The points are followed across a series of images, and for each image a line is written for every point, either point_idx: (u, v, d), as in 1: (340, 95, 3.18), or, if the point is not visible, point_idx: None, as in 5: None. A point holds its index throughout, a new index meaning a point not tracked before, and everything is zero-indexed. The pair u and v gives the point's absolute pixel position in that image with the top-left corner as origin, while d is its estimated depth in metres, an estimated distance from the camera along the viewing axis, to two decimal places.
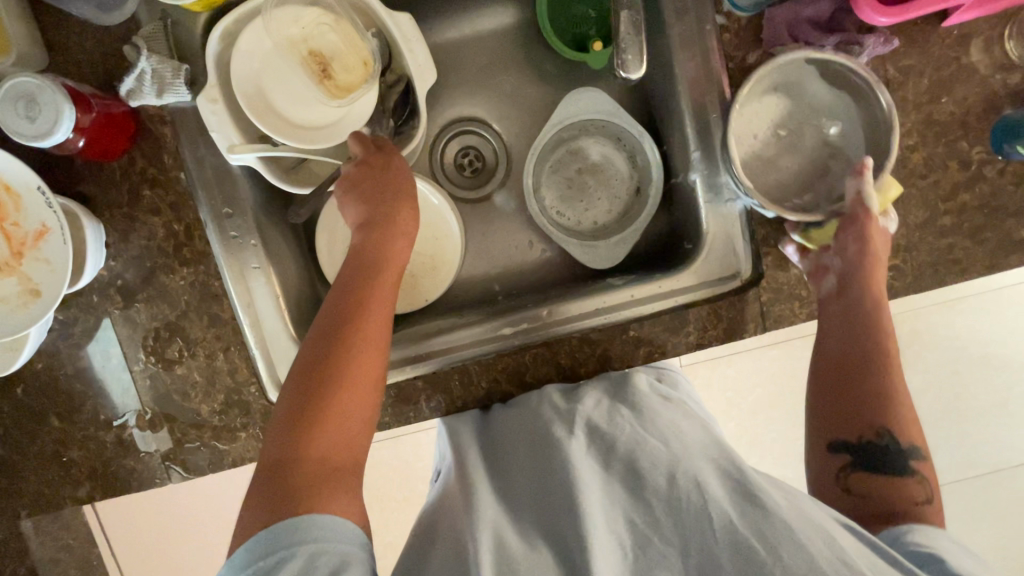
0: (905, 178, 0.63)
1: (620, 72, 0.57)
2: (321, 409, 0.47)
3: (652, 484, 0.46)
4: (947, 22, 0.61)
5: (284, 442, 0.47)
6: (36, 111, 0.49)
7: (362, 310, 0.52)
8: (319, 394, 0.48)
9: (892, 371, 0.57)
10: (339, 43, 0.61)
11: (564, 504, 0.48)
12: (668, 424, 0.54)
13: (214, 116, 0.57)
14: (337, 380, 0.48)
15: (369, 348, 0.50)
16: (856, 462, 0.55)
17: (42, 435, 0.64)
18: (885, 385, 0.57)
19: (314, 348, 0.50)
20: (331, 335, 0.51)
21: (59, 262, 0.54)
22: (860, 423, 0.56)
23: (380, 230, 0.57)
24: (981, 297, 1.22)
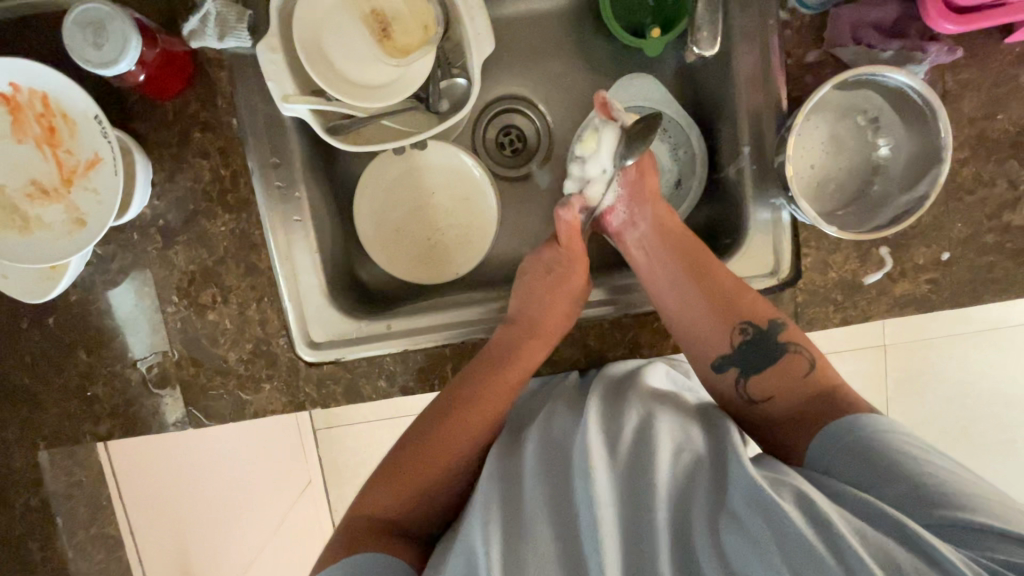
0: (952, 192, 0.63)
1: (693, 47, 0.61)
2: (400, 472, 0.58)
3: (659, 480, 0.48)
4: (1010, 38, 0.61)
5: (383, 484, 0.58)
6: (104, 38, 0.49)
7: (482, 394, 0.61)
8: (403, 474, 0.58)
9: (744, 313, 0.61)
10: (401, 6, 0.61)
11: (573, 494, 0.50)
12: (673, 416, 0.56)
13: (272, 65, 0.57)
14: (437, 450, 0.59)
15: (471, 430, 0.60)
16: (745, 371, 0.61)
17: (68, 368, 0.64)
18: (735, 310, 0.61)
19: (436, 410, 0.61)
20: (433, 410, 0.61)
21: (109, 194, 0.54)
22: (789, 368, 0.59)
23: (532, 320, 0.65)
24: (996, 332, 1.22)
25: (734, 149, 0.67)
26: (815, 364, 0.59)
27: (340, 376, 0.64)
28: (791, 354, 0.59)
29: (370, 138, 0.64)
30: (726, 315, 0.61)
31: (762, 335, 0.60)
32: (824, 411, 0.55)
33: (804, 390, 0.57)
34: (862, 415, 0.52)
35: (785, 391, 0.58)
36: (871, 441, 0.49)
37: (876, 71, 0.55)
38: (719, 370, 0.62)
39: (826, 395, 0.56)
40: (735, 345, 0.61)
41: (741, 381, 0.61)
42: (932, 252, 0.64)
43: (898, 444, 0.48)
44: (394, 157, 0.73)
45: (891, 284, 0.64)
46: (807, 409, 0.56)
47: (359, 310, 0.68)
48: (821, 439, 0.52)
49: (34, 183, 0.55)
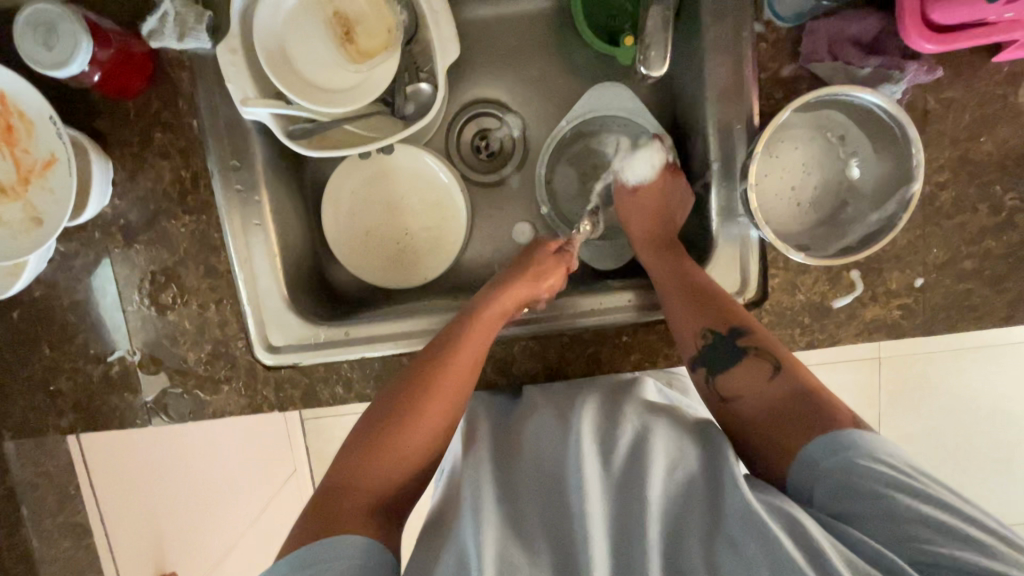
0: (930, 216, 0.61)
1: (642, 67, 0.59)
2: (380, 446, 0.56)
3: (651, 494, 0.47)
4: (997, 57, 0.58)
5: (355, 455, 0.56)
6: (55, 40, 0.49)
7: (454, 346, 0.60)
8: (378, 438, 0.56)
9: (705, 318, 0.58)
10: (364, 7, 0.60)
11: (565, 502, 0.48)
12: (670, 428, 0.54)
13: (233, 67, 0.56)
14: (409, 409, 0.57)
15: (444, 384, 0.58)
16: (714, 371, 0.58)
17: (32, 361, 0.65)
18: (697, 314, 0.59)
19: (399, 378, 0.60)
20: (406, 384, 0.59)
21: (64, 193, 0.54)
22: (752, 372, 0.56)
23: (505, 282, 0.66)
24: (992, 351, 1.19)
25: (705, 163, 0.65)
26: (781, 365, 0.55)
27: (297, 381, 0.64)
28: (753, 355, 0.56)
29: (336, 142, 0.63)
30: (686, 319, 0.59)
31: (728, 340, 0.58)
32: (790, 420, 0.51)
33: (767, 391, 0.54)
34: (831, 433, 0.48)
35: (756, 393, 0.55)
36: (853, 469, 0.46)
37: (841, 91, 0.53)
38: (690, 371, 0.60)
39: (792, 396, 0.53)
40: (701, 350, 0.59)
41: (709, 381, 0.58)
42: (906, 276, 0.62)
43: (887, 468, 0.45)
44: (361, 160, 0.72)
45: (861, 308, 0.62)
46: (774, 417, 0.53)
47: (320, 315, 0.68)
48: (816, 448, 0.48)
49: None
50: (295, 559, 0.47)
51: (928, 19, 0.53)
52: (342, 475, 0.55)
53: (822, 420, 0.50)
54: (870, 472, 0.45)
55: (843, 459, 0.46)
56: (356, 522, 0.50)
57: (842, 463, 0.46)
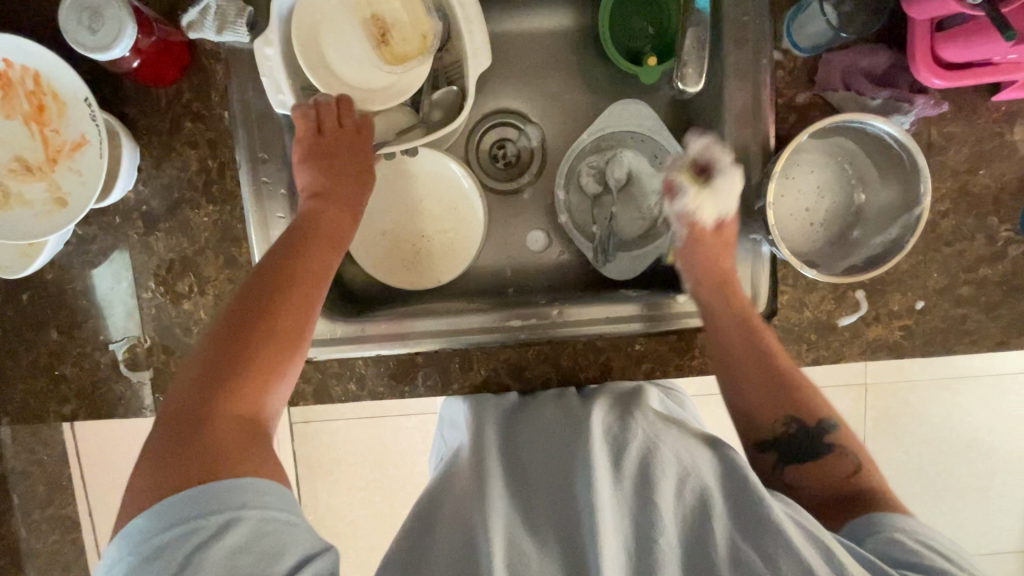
0: (931, 243, 0.64)
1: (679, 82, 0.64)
2: (239, 372, 0.47)
3: (667, 497, 0.47)
4: (997, 96, 0.62)
5: (198, 381, 0.46)
6: (100, 23, 0.50)
7: (283, 253, 0.55)
8: (226, 361, 0.47)
9: (787, 407, 0.60)
10: (403, 14, 0.62)
11: (574, 502, 0.49)
12: (681, 433, 0.54)
13: (267, 61, 0.57)
14: (261, 320, 0.50)
15: (294, 293, 0.52)
16: (785, 458, 0.59)
17: (38, 345, 0.64)
18: (778, 400, 0.60)
19: (246, 290, 0.52)
20: (249, 294, 0.51)
21: (93, 175, 0.54)
22: (831, 466, 0.57)
23: (340, 186, 0.62)
24: (973, 382, 1.23)
25: None
26: (861, 465, 0.56)
27: (310, 376, 0.64)
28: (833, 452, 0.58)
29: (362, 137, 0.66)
30: (768, 406, 0.60)
31: (808, 433, 0.59)
32: (852, 506, 0.53)
33: (841, 485, 0.55)
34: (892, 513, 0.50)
35: (824, 480, 0.56)
36: (885, 537, 0.47)
37: (858, 118, 0.56)
38: (759, 451, 0.60)
39: (861, 495, 0.54)
40: (776, 436, 0.60)
41: (778, 469, 0.59)
42: (907, 299, 0.64)
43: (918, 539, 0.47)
44: (384, 161, 0.73)
45: (864, 328, 0.64)
46: (836, 501, 0.54)
47: (339, 313, 0.68)
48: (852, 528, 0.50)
49: (18, 159, 0.55)
50: (188, 503, 0.39)
51: (937, 56, 0.56)
52: (191, 404, 0.45)
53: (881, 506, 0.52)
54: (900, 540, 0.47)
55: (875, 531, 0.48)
56: (252, 448, 0.44)
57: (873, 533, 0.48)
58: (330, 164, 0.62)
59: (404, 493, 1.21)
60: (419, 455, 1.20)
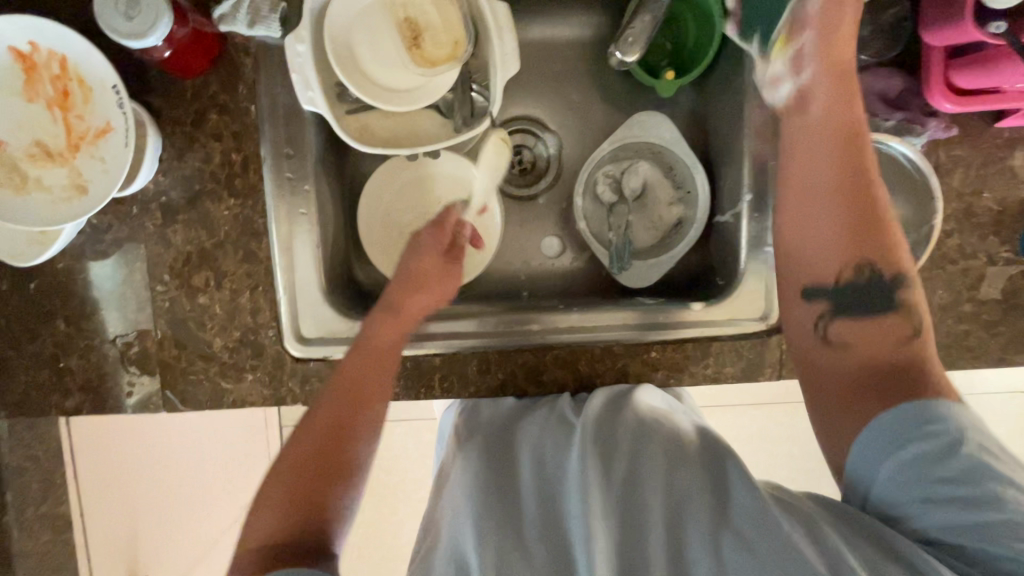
0: (937, 260, 0.66)
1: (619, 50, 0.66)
2: (321, 467, 0.54)
3: (653, 500, 0.49)
4: (1001, 123, 0.65)
5: (291, 470, 0.54)
6: (137, 11, 0.49)
7: (363, 350, 0.60)
8: (317, 458, 0.55)
9: (851, 255, 0.54)
10: (436, 18, 0.62)
11: (563, 507, 0.52)
12: (670, 439, 0.56)
13: (298, 57, 0.57)
14: (342, 419, 0.57)
15: (367, 391, 0.58)
16: (835, 309, 0.54)
17: (44, 335, 0.62)
18: (845, 211, 0.54)
19: (336, 385, 0.58)
20: (335, 390, 0.58)
21: (116, 163, 0.53)
22: (884, 328, 0.52)
23: (426, 276, 0.66)
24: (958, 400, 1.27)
25: (737, 194, 0.69)
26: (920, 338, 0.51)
27: (325, 375, 0.63)
28: (897, 316, 0.52)
29: (385, 139, 0.66)
30: (850, 241, 0.54)
31: (882, 280, 0.53)
32: (889, 386, 0.48)
33: (886, 355, 0.51)
34: (927, 405, 0.45)
35: (870, 348, 0.52)
36: (942, 452, 0.44)
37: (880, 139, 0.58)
38: (805, 301, 0.56)
39: (910, 369, 0.49)
40: (842, 283, 0.54)
41: (825, 320, 0.55)
42: None
43: (975, 456, 0.43)
44: (405, 162, 0.73)
45: None
46: (878, 375, 0.50)
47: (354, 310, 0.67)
48: (895, 413, 0.46)
49: (38, 144, 0.54)
50: None
51: (951, 82, 0.59)
52: (282, 496, 0.53)
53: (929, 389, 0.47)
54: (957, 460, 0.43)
55: (931, 434, 0.44)
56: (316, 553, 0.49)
57: (927, 439, 0.44)
58: (418, 268, 0.66)
59: (398, 499, 1.19)
60: (414, 461, 1.19)
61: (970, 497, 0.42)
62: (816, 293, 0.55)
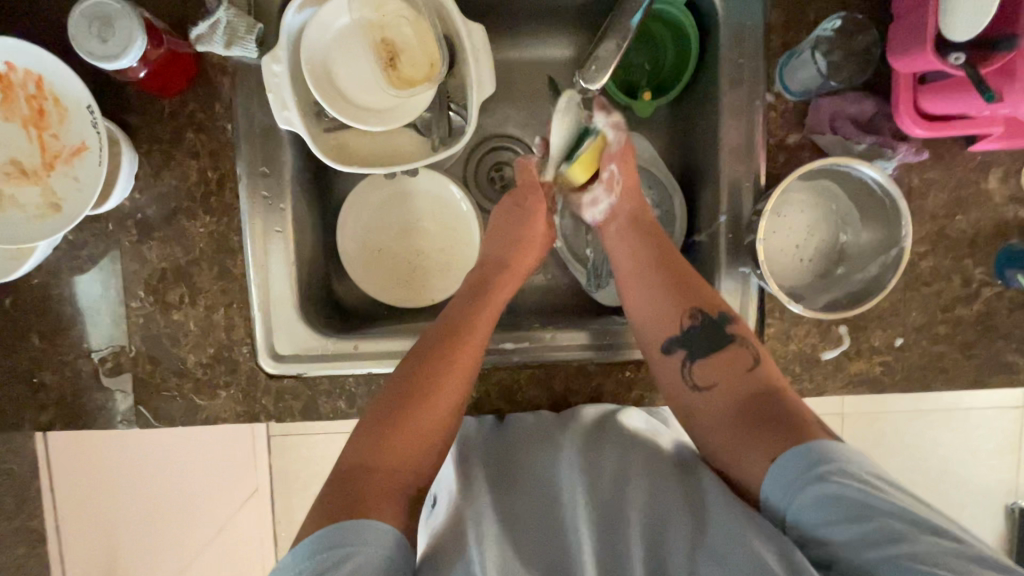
0: (911, 283, 0.66)
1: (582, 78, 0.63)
2: (401, 424, 0.55)
3: (633, 518, 0.52)
4: (973, 147, 0.65)
5: (372, 427, 0.55)
6: (110, 34, 0.50)
7: (470, 326, 0.62)
8: (399, 408, 0.56)
9: (687, 302, 0.62)
10: (412, 38, 0.63)
11: (563, 524, 0.54)
12: (655, 451, 0.59)
13: (273, 78, 0.58)
14: (430, 384, 0.58)
15: (458, 362, 0.59)
16: (692, 355, 0.61)
17: (18, 351, 0.62)
18: (676, 299, 0.63)
19: (421, 350, 0.60)
20: (417, 361, 0.59)
21: (90, 182, 0.54)
22: (731, 359, 0.59)
23: (507, 262, 0.70)
24: (945, 415, 1.27)
25: (713, 214, 0.69)
26: (759, 359, 0.59)
27: (299, 392, 0.63)
28: (738, 345, 0.60)
29: (359, 156, 0.66)
30: (674, 302, 0.63)
31: (713, 322, 0.61)
32: (769, 425, 0.54)
33: (740, 385, 0.58)
34: (816, 446, 0.51)
35: (726, 382, 0.59)
36: (825, 483, 0.49)
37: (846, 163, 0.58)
38: (668, 353, 0.62)
39: (785, 419, 0.54)
40: (686, 330, 0.62)
41: (687, 364, 0.61)
42: (887, 335, 0.67)
43: (854, 481, 0.49)
44: (384, 179, 0.74)
45: (846, 362, 0.66)
46: (746, 407, 0.57)
47: (328, 326, 0.67)
48: (782, 464, 0.52)
49: (14, 162, 0.55)
50: (317, 542, 0.47)
51: (920, 107, 0.59)
52: (362, 453, 0.54)
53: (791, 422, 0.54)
54: (840, 488, 0.48)
55: (813, 475, 0.50)
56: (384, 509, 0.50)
57: (812, 482, 0.49)
58: (509, 252, 0.70)
59: None
60: None
61: (859, 526, 0.47)
62: (674, 345, 0.62)
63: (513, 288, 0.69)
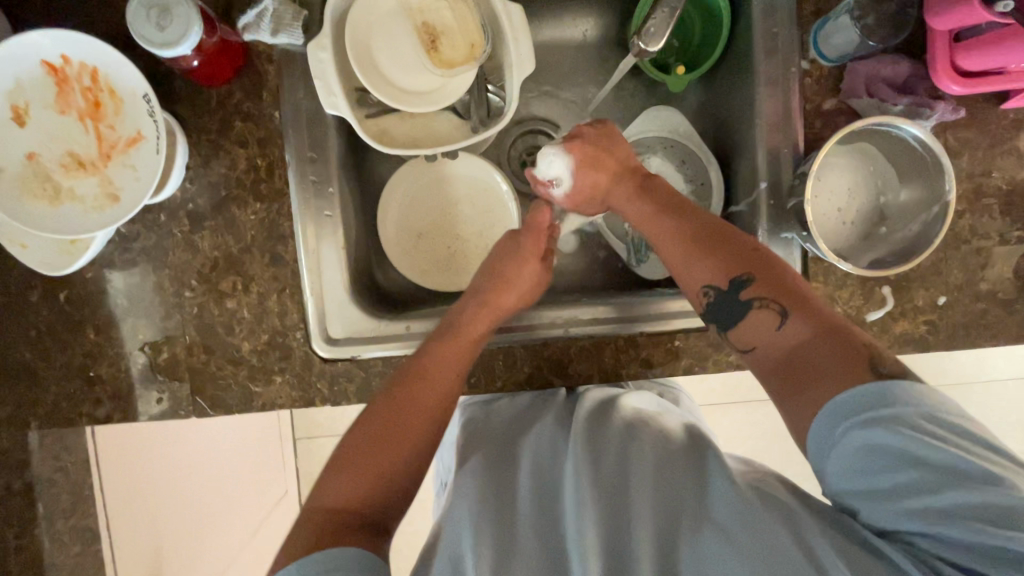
0: (950, 242, 0.67)
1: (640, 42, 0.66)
2: (373, 455, 0.54)
3: (637, 501, 0.49)
4: (1006, 104, 0.66)
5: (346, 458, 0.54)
6: (168, 21, 0.51)
7: (451, 347, 0.62)
8: (369, 437, 0.55)
9: (707, 276, 0.57)
10: (451, 21, 0.64)
11: (561, 510, 0.50)
12: (659, 437, 0.56)
13: (321, 63, 0.58)
14: (400, 411, 0.57)
15: (434, 390, 0.59)
16: (723, 325, 0.56)
17: (74, 345, 0.62)
18: (698, 272, 0.57)
19: (402, 375, 0.60)
20: (395, 384, 0.59)
21: (147, 170, 0.54)
22: (760, 321, 0.53)
23: (490, 279, 0.68)
24: (971, 388, 1.28)
25: (751, 184, 0.70)
26: (787, 310, 0.52)
27: (353, 375, 0.64)
28: (762, 304, 0.53)
29: (402, 140, 0.67)
30: (687, 279, 0.59)
31: (731, 290, 0.55)
32: (809, 387, 0.47)
33: (781, 342, 0.52)
34: (872, 391, 0.43)
35: (765, 344, 0.52)
36: (879, 433, 0.41)
37: (888, 121, 0.59)
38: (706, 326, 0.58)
39: (825, 368, 0.47)
40: (705, 306, 0.57)
41: (723, 336, 0.56)
42: (930, 295, 0.67)
43: (918, 433, 0.40)
44: (422, 165, 0.74)
45: (891, 323, 0.67)
46: (786, 368, 0.50)
47: (377, 309, 0.68)
48: (830, 415, 0.44)
49: (70, 154, 0.55)
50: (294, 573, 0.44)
51: (956, 64, 0.60)
52: (337, 485, 0.52)
53: (830, 375, 0.46)
54: (894, 438, 0.41)
55: (859, 423, 0.43)
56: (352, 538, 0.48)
57: (858, 426, 0.42)
58: (496, 273, 0.68)
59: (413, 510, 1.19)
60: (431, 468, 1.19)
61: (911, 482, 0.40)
62: (709, 317, 0.57)
63: (528, 293, 0.69)
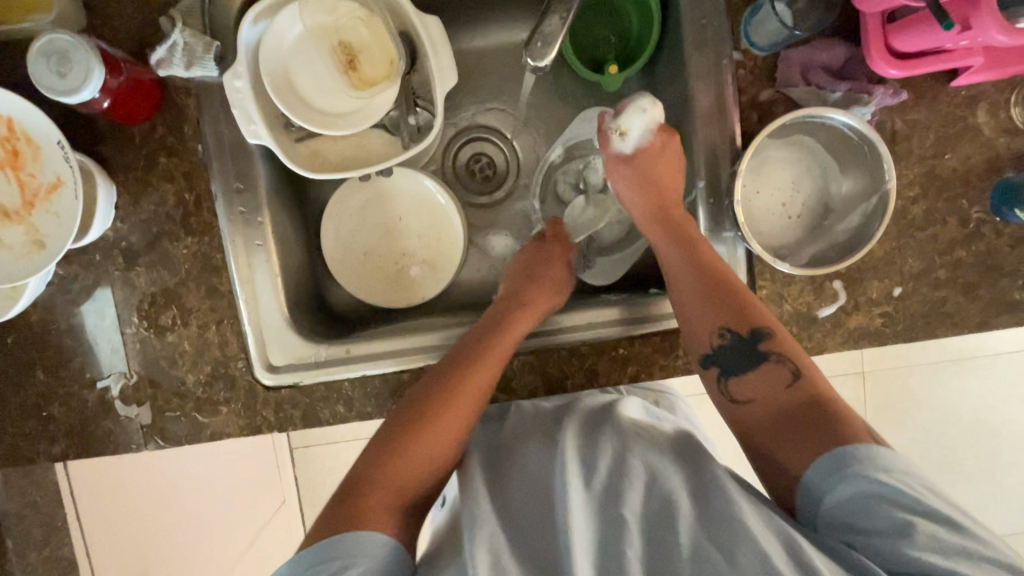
0: (903, 229, 0.64)
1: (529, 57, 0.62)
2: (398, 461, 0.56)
3: (632, 514, 0.48)
4: (956, 82, 0.63)
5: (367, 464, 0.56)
6: (67, 67, 0.51)
7: (479, 361, 0.61)
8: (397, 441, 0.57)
9: (721, 317, 0.58)
10: (368, 38, 0.63)
11: (554, 518, 0.50)
12: (652, 446, 0.55)
13: (237, 93, 0.58)
14: (424, 426, 0.57)
15: (461, 406, 0.59)
16: (727, 372, 0.58)
17: (26, 386, 0.64)
18: (712, 312, 0.59)
19: (423, 388, 0.60)
20: (417, 402, 0.59)
21: (69, 216, 0.55)
22: (767, 377, 0.55)
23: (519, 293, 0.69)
24: (975, 362, 1.23)
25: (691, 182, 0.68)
26: (801, 373, 0.54)
27: (298, 401, 0.64)
28: (775, 361, 0.55)
29: (331, 161, 0.66)
30: (705, 319, 0.59)
31: (742, 337, 0.57)
32: (803, 434, 0.51)
33: (784, 399, 0.54)
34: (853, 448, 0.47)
35: (766, 395, 0.55)
36: (858, 482, 0.46)
37: (817, 113, 0.56)
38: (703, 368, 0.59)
39: (830, 420, 0.50)
40: (715, 348, 0.59)
41: (722, 382, 0.58)
42: (885, 285, 0.65)
43: (891, 483, 0.45)
44: (360, 184, 0.74)
45: (844, 317, 0.64)
46: (785, 422, 0.53)
47: (322, 334, 0.68)
48: (819, 463, 0.48)
49: None
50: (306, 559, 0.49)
51: (890, 49, 0.58)
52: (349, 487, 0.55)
53: (830, 429, 0.50)
54: (873, 486, 0.45)
55: (849, 470, 0.47)
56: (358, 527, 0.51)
57: (848, 472, 0.46)
58: (527, 284, 0.70)
59: None
60: None
61: (893, 526, 0.44)
62: (710, 360, 0.59)
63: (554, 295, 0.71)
